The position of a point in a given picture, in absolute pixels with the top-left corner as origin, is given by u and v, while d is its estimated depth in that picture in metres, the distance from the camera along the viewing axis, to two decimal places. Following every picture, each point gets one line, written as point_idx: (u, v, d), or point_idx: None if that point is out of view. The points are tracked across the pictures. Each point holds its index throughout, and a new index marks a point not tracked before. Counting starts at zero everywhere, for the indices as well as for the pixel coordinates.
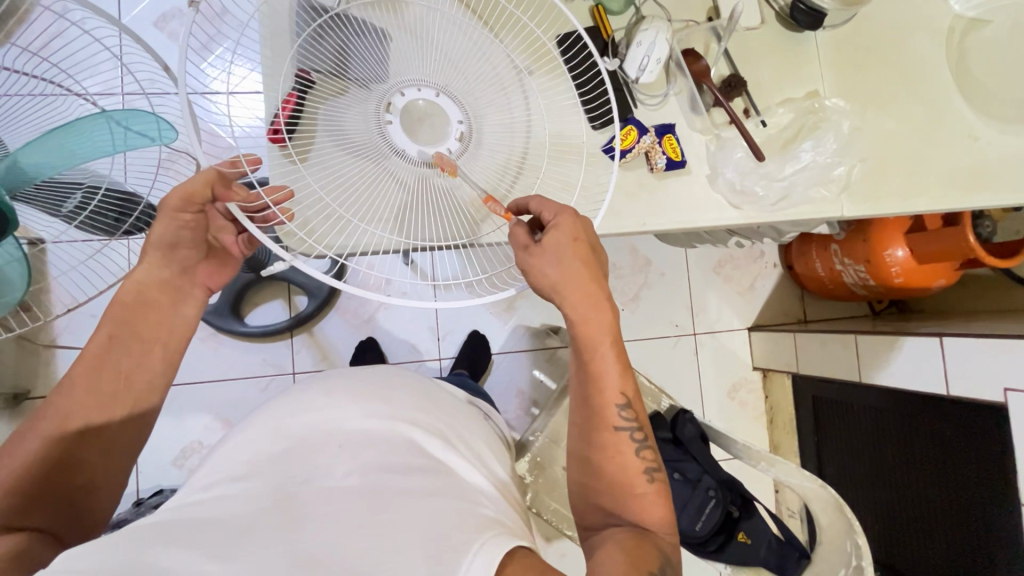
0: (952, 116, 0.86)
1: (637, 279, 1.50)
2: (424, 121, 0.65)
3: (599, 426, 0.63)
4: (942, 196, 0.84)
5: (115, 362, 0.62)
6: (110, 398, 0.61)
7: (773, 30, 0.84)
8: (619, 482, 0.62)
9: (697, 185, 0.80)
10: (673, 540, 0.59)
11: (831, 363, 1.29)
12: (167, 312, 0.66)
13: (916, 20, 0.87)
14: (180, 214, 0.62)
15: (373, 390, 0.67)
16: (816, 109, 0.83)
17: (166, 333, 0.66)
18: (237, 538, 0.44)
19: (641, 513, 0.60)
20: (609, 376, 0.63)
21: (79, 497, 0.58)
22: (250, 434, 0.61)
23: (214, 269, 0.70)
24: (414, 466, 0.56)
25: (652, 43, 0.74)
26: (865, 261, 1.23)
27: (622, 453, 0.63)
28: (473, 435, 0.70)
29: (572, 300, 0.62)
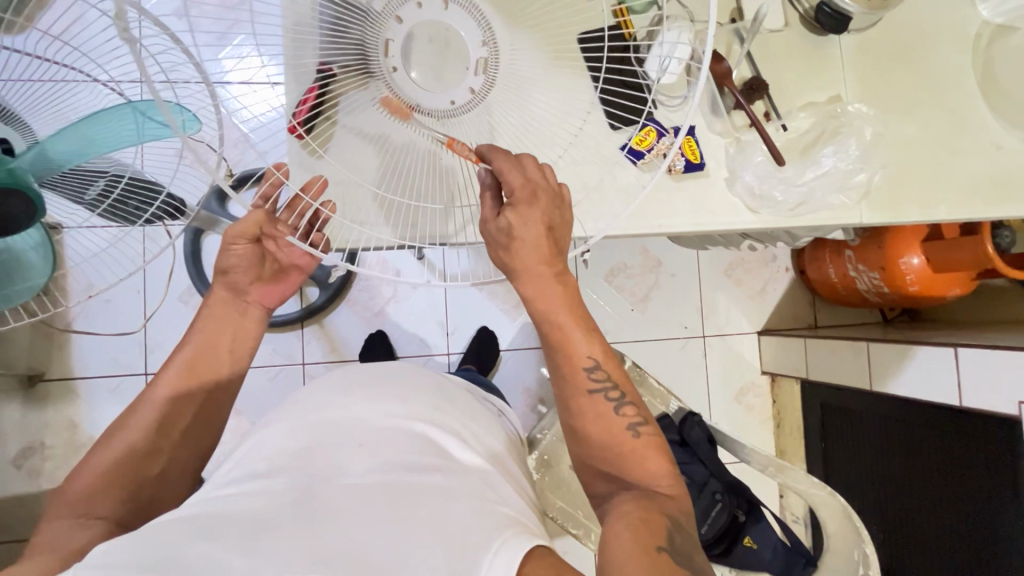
0: (975, 124, 0.85)
1: (647, 279, 1.50)
2: (440, 74, 0.64)
3: (574, 395, 0.67)
4: (962, 205, 0.83)
5: (189, 367, 0.70)
6: (184, 399, 0.69)
7: (796, 33, 0.83)
8: (612, 448, 0.66)
9: (714, 188, 0.80)
10: (669, 489, 0.63)
11: (842, 370, 1.28)
12: (232, 325, 0.74)
13: (943, 25, 0.86)
14: (234, 245, 0.68)
15: (393, 391, 0.68)
16: (837, 114, 0.82)
17: (230, 343, 0.73)
18: (261, 533, 0.44)
19: (638, 475, 0.64)
20: (575, 343, 0.66)
21: (152, 491, 0.65)
22: (274, 430, 0.62)
23: (269, 287, 0.75)
24: (433, 464, 0.57)
25: (674, 45, 0.75)
26: (880, 268, 1.22)
27: (603, 415, 0.66)
28: (486, 434, 0.71)
29: (526, 283, 0.64)
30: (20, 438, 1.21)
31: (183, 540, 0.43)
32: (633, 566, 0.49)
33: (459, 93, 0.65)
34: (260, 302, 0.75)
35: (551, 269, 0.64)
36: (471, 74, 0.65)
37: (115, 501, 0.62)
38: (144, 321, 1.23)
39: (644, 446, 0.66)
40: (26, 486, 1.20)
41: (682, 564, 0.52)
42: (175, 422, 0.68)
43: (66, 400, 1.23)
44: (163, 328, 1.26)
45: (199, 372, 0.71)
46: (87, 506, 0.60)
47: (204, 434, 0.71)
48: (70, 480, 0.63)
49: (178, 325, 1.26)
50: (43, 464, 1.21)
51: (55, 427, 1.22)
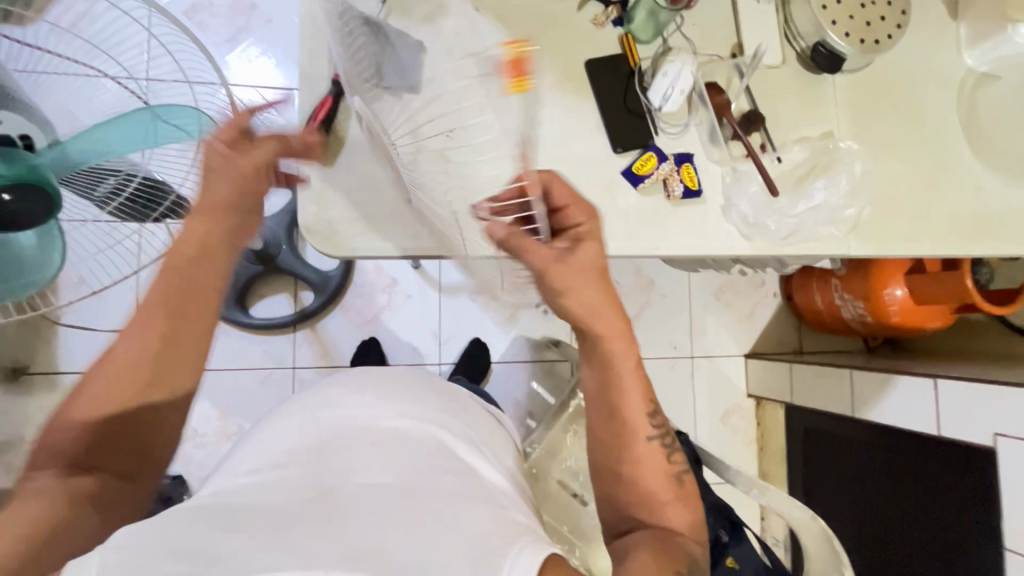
0: (959, 165, 0.89)
1: (639, 299, 1.52)
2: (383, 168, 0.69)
3: (632, 441, 0.71)
4: (944, 242, 0.87)
5: (172, 314, 0.58)
6: (163, 351, 0.57)
7: (793, 70, 0.87)
8: (638, 491, 0.70)
9: (710, 214, 0.82)
10: (698, 543, 0.67)
11: (825, 394, 1.32)
12: (205, 272, 0.59)
13: (929, 70, 0.91)
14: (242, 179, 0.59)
15: (402, 393, 0.69)
16: (830, 149, 0.86)
17: (197, 295, 0.58)
18: (282, 527, 0.45)
19: (659, 516, 0.68)
20: (634, 389, 0.72)
21: (144, 444, 0.59)
22: (285, 426, 0.63)
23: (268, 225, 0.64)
24: (441, 467, 0.58)
25: (677, 73, 0.78)
26: (864, 297, 1.26)
27: (656, 462, 0.71)
28: (492, 440, 0.72)
29: (600, 330, 0.70)
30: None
31: (202, 529, 0.44)
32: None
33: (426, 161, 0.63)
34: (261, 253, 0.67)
35: (617, 313, 0.71)
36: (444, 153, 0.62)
37: (106, 455, 0.57)
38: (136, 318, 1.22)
39: (670, 493, 0.70)
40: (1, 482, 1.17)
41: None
42: (162, 380, 0.58)
43: (50, 394, 1.21)
44: None
45: (178, 324, 0.58)
46: (81, 458, 0.56)
47: (188, 393, 0.60)
48: (53, 426, 0.56)
49: None
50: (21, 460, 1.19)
51: (36, 422, 1.20)
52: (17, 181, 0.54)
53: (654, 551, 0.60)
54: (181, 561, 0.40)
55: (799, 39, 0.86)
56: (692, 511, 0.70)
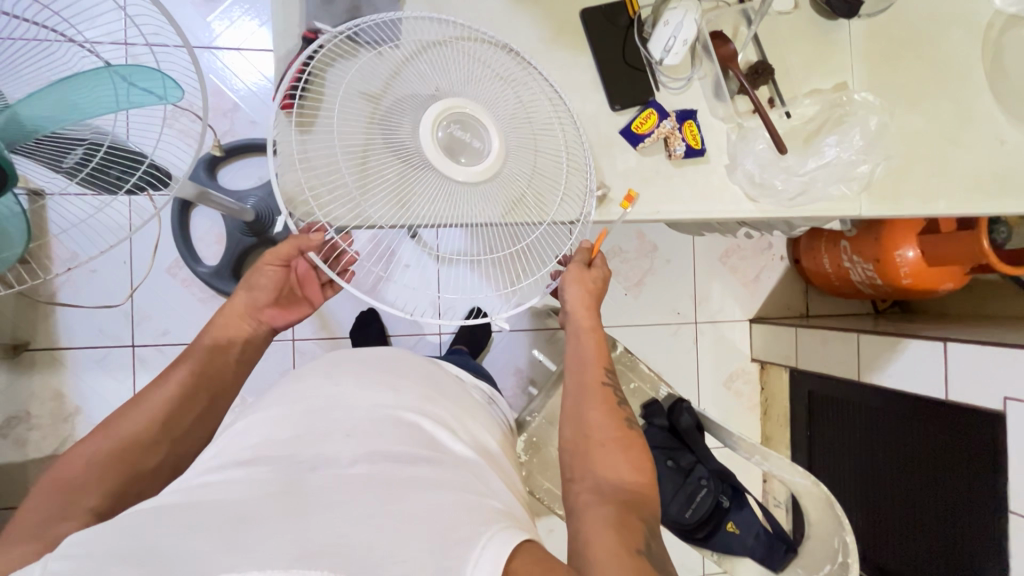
0: (982, 117, 0.84)
1: (642, 265, 1.49)
2: (473, 139, 0.60)
3: (588, 388, 0.71)
4: (960, 200, 0.83)
5: (212, 366, 0.73)
6: (196, 396, 0.70)
7: (806, 16, 0.80)
8: (588, 440, 0.66)
9: (714, 174, 0.78)
10: (648, 495, 0.61)
11: (829, 360, 1.30)
12: (244, 344, 0.77)
13: (952, 14, 0.84)
14: (270, 265, 0.76)
15: (381, 377, 0.70)
16: (843, 102, 0.80)
17: (239, 354, 0.76)
18: (253, 520, 0.45)
19: (605, 466, 0.63)
20: (595, 347, 0.75)
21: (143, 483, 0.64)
22: (261, 412, 0.64)
23: (282, 312, 0.80)
24: (421, 454, 0.58)
25: (680, 23, 0.71)
26: (875, 259, 1.23)
27: (610, 405, 0.69)
28: (473, 425, 0.73)
29: (572, 297, 0.76)
30: (4, 407, 1.20)
31: (165, 526, 0.43)
32: (610, 542, 0.52)
33: (473, 138, 0.60)
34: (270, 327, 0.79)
35: (590, 291, 0.76)
36: (481, 128, 0.60)
37: (106, 494, 0.59)
38: (130, 292, 1.21)
39: (617, 443, 0.65)
40: (12, 456, 1.19)
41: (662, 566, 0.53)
42: (179, 422, 0.68)
43: (51, 369, 1.21)
44: (152, 299, 1.24)
45: (210, 378, 0.72)
46: (78, 492, 0.58)
47: (197, 438, 0.70)
48: (61, 464, 0.60)
49: (165, 297, 1.25)
50: (29, 434, 1.20)
51: (41, 397, 1.21)
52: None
53: (612, 515, 0.56)
54: (141, 564, 0.39)
55: None
56: (642, 459, 0.65)
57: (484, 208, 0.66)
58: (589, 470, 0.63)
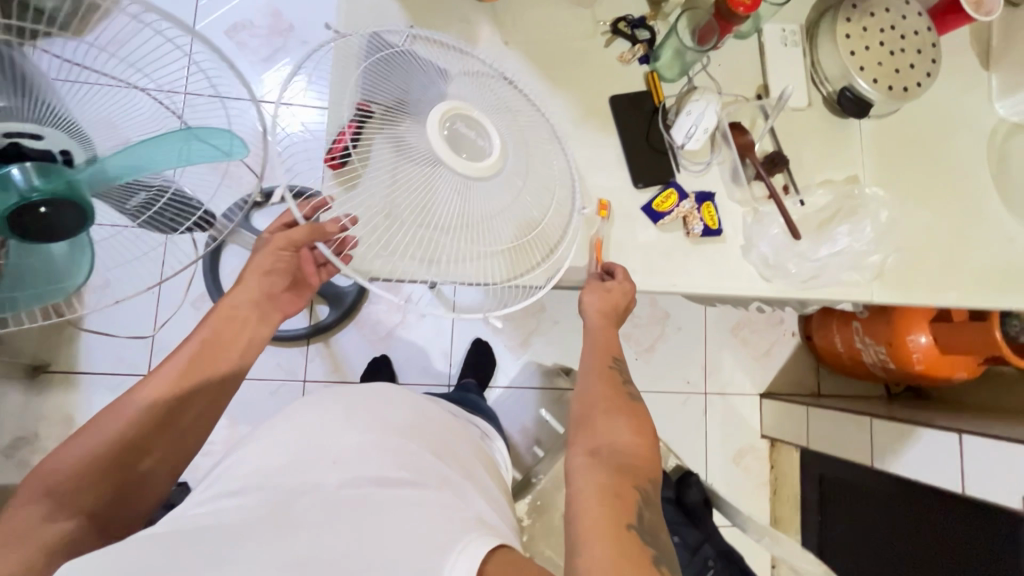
0: (989, 217, 0.88)
1: (654, 330, 1.53)
2: (477, 138, 0.62)
3: (596, 373, 0.73)
4: (971, 295, 0.85)
5: (205, 364, 0.71)
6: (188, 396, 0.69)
7: (820, 113, 0.87)
8: (593, 409, 0.68)
9: (730, 253, 0.81)
10: (648, 469, 0.62)
11: (842, 442, 1.28)
12: (249, 331, 0.76)
13: (957, 121, 0.91)
14: (280, 250, 0.76)
15: (375, 409, 0.76)
16: (854, 194, 0.84)
17: (240, 355, 0.75)
18: (205, 567, 0.46)
19: (607, 435, 0.64)
20: (610, 339, 0.76)
21: (128, 488, 0.65)
22: (259, 444, 0.68)
23: (293, 297, 0.82)
24: (406, 478, 0.64)
25: (701, 113, 0.79)
26: (887, 342, 1.24)
27: (616, 387, 0.71)
28: (466, 464, 0.77)
29: (597, 306, 0.75)
30: (15, 426, 1.23)
31: None
32: (602, 518, 0.54)
33: (484, 140, 0.62)
34: (281, 312, 0.81)
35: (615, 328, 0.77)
36: (485, 137, 0.62)
37: (91, 499, 0.62)
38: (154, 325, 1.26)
39: (620, 411, 0.68)
40: (14, 476, 1.21)
41: (651, 542, 0.54)
42: (168, 424, 0.68)
43: (68, 392, 1.25)
44: (176, 332, 1.30)
45: (205, 374, 0.71)
46: (66, 498, 0.60)
47: (185, 443, 0.71)
48: (47, 461, 0.61)
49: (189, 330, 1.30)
50: (33, 456, 1.22)
51: (51, 419, 1.24)
52: (53, 196, 0.52)
53: (608, 484, 0.58)
54: None
55: (825, 83, 0.86)
56: (643, 434, 0.66)
57: (500, 235, 0.69)
58: (597, 441, 0.64)
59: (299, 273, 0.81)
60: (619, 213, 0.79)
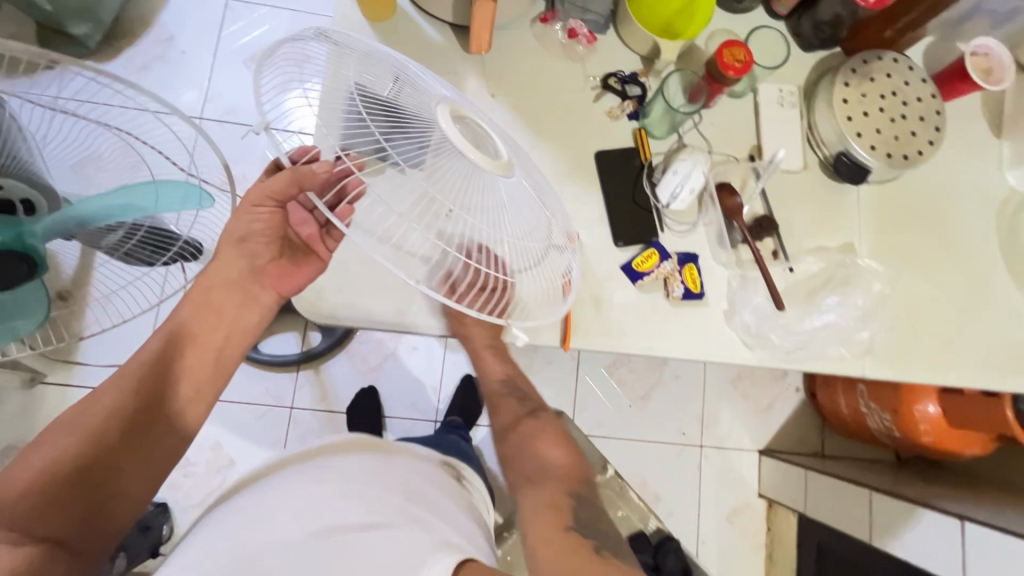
0: (996, 292, 0.83)
1: (650, 377, 1.49)
2: (482, 142, 0.57)
3: (499, 407, 0.80)
4: (971, 376, 0.80)
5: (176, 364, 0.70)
6: (159, 397, 0.68)
7: (815, 176, 0.84)
8: (515, 440, 0.77)
9: (712, 319, 0.78)
10: (573, 471, 0.72)
11: (841, 513, 1.21)
12: (227, 319, 0.75)
13: (964, 190, 0.87)
14: (258, 209, 0.70)
15: (327, 457, 0.76)
16: (847, 264, 0.81)
17: (218, 350, 0.74)
18: None
19: (531, 459, 0.73)
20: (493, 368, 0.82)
21: (100, 501, 0.63)
22: (220, 517, 0.67)
23: (281, 271, 0.75)
24: (368, 522, 0.63)
25: (688, 173, 0.77)
26: (892, 410, 1.17)
27: (517, 413, 0.79)
28: (439, 506, 0.72)
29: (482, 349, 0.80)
30: (6, 434, 1.25)
31: None
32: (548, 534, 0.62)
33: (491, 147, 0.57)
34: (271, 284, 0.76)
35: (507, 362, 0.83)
36: (490, 139, 0.57)
37: (58, 520, 0.59)
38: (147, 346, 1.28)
39: (537, 433, 0.76)
40: None
41: (590, 535, 0.62)
42: (139, 427, 0.66)
43: (59, 404, 1.27)
44: None
45: (176, 375, 0.70)
46: (27, 521, 0.57)
47: (161, 448, 0.68)
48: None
49: None
50: None
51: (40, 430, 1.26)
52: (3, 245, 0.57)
53: (546, 499, 0.66)
54: None
55: (822, 146, 0.83)
56: (566, 446, 0.75)
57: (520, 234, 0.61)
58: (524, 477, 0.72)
59: (289, 236, 0.74)
60: (598, 271, 0.78)
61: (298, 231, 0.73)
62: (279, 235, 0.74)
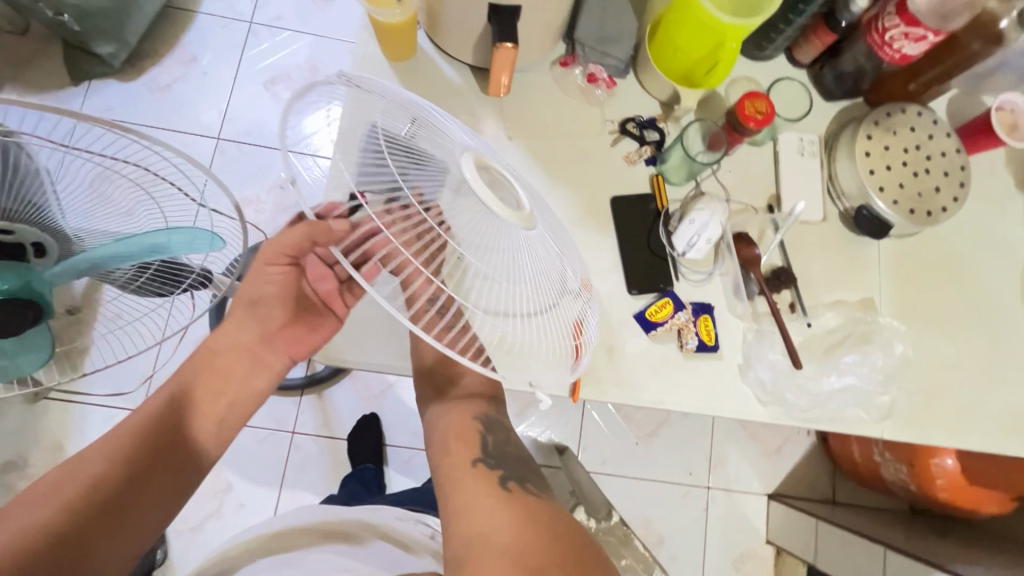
0: (1020, 355, 0.81)
1: (657, 414, 1.46)
2: (506, 193, 0.55)
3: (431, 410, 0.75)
4: (995, 442, 0.77)
5: (177, 421, 0.70)
6: (158, 455, 0.67)
7: (835, 228, 0.82)
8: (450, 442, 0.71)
9: (726, 373, 0.76)
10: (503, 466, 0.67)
11: (853, 568, 1.16)
12: (234, 379, 0.73)
13: (988, 247, 0.85)
14: (272, 266, 0.67)
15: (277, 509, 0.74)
16: (867, 320, 0.79)
17: (222, 410, 0.73)
18: None
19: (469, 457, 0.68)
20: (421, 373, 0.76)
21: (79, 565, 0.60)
22: None
23: (299, 330, 0.72)
24: None
25: (705, 223, 0.76)
26: (908, 462, 1.14)
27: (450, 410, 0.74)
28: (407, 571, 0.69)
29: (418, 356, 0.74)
30: (7, 449, 1.24)
31: None
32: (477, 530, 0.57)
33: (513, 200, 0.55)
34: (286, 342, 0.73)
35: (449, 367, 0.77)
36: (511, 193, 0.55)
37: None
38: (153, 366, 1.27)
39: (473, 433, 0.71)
40: None
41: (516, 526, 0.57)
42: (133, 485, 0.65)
43: (62, 420, 1.27)
44: None
45: (178, 431, 0.69)
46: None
47: (151, 510, 0.66)
48: None
49: None
50: (17, 482, 1.23)
51: (41, 446, 1.25)
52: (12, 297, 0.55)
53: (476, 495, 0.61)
54: None
55: (842, 198, 0.82)
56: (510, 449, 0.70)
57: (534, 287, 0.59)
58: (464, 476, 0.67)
59: (307, 292, 0.70)
60: (610, 319, 0.76)
61: (316, 288, 0.69)
62: (293, 291, 0.70)
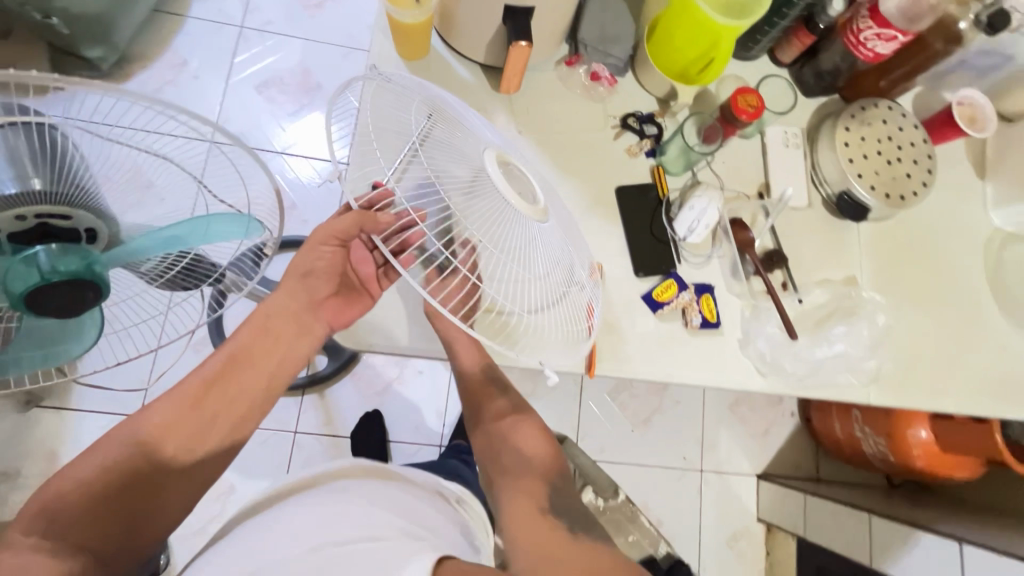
0: (985, 325, 0.89)
1: (651, 402, 1.52)
2: (525, 187, 0.60)
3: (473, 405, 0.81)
4: (968, 403, 0.85)
5: (228, 387, 0.71)
6: (210, 417, 0.69)
7: (819, 213, 0.89)
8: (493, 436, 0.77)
9: (728, 347, 0.82)
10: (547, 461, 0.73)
11: (840, 536, 1.24)
12: (281, 349, 0.76)
13: (952, 229, 0.93)
14: (323, 245, 0.74)
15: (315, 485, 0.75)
16: (852, 296, 0.86)
17: (269, 378, 0.75)
18: None
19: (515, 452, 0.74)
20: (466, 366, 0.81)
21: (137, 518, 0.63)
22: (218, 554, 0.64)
23: (341, 306, 0.77)
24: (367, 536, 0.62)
25: (703, 209, 0.82)
26: (887, 434, 1.22)
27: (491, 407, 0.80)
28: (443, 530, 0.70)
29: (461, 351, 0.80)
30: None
31: None
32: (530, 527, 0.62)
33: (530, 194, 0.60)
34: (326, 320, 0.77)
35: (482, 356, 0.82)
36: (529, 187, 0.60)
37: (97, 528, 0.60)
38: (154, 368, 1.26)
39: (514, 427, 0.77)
40: None
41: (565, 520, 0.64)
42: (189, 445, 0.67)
43: (58, 428, 1.24)
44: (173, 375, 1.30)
45: (229, 396, 0.71)
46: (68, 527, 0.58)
47: (202, 471, 0.69)
48: (49, 487, 0.60)
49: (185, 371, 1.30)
50: (11, 493, 1.20)
51: (36, 455, 1.23)
52: (70, 277, 0.54)
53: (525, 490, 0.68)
54: None
55: (825, 185, 0.89)
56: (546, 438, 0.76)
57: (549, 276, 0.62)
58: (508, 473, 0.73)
59: (347, 272, 0.77)
60: (620, 299, 0.81)
61: (357, 269, 0.76)
62: (340, 271, 0.76)
